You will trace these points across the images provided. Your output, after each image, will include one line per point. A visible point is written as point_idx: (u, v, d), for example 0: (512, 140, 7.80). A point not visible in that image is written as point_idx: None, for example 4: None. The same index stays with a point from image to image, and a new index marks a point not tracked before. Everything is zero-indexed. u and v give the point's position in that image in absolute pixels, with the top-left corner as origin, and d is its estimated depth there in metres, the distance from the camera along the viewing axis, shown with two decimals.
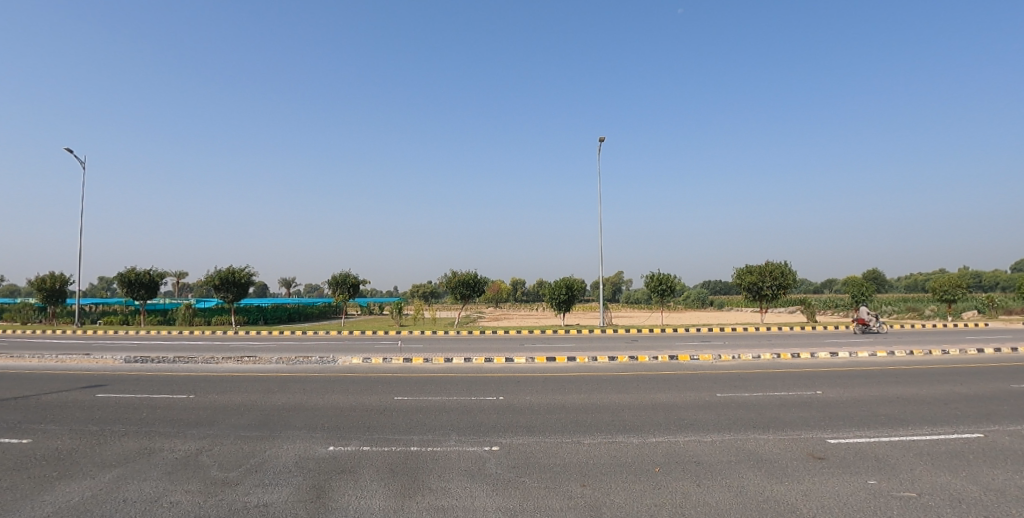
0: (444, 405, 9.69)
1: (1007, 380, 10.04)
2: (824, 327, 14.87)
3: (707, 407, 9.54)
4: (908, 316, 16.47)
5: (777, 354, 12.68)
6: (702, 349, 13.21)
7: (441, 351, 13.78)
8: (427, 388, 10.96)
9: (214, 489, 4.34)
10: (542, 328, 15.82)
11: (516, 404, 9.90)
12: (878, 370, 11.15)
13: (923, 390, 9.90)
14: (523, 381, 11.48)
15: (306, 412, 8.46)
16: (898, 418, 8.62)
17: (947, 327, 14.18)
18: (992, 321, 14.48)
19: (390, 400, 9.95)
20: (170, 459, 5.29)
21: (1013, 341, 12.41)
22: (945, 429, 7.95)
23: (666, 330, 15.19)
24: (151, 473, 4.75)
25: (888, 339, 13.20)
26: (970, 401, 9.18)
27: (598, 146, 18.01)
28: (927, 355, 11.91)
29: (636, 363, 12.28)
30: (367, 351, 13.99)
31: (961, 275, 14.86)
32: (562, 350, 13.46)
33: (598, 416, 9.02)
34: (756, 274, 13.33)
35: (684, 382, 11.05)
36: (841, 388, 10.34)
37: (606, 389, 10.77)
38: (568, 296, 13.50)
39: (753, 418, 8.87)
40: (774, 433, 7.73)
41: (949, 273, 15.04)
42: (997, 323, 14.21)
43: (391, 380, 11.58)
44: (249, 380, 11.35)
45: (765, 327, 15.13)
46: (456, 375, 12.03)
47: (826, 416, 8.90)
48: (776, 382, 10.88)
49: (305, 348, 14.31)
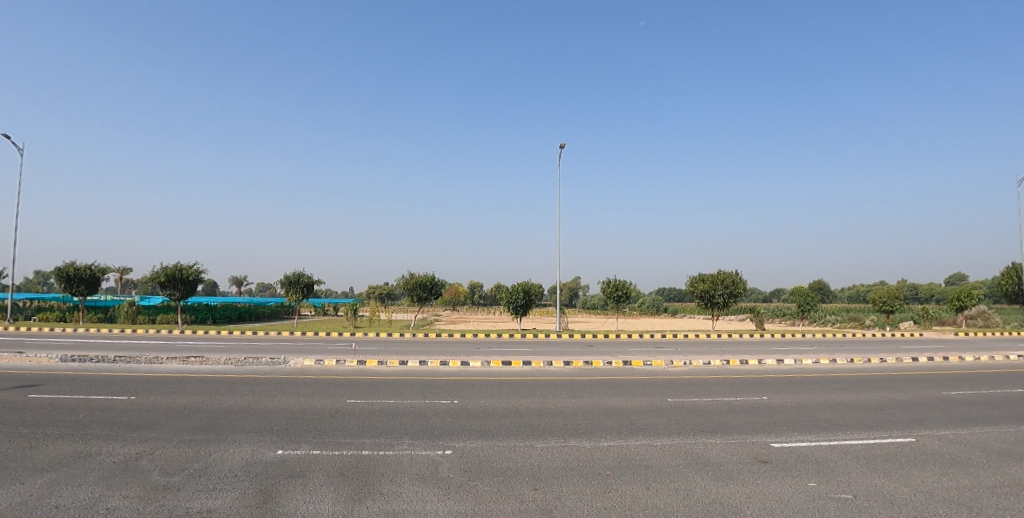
0: (397, 409, 9.57)
1: (938, 387, 10.64)
2: (772, 334, 15.26)
3: (658, 411, 9.84)
4: (850, 325, 16.97)
5: (726, 360, 12.93)
6: (655, 354, 13.29)
7: (397, 354, 13.65)
8: (380, 391, 10.89)
9: (154, 495, 4.13)
10: (497, 331, 15.60)
11: (470, 408, 9.94)
12: (819, 377, 11.59)
13: (863, 396, 10.38)
14: (478, 385, 11.56)
15: (255, 415, 8.23)
16: (837, 423, 9.05)
17: (885, 336, 14.72)
18: (926, 331, 15.09)
19: (343, 403, 9.79)
20: (107, 463, 5.00)
21: (944, 351, 13.02)
22: (879, 433, 8.40)
23: (622, 335, 15.25)
24: (87, 479, 4.49)
25: (831, 347, 13.63)
26: (904, 407, 9.72)
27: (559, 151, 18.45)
28: (866, 363, 12.36)
29: (590, 368, 12.42)
30: (320, 353, 13.74)
31: (898, 287, 15.19)
32: (517, 354, 13.36)
33: (551, 420, 9.13)
34: (708, 283, 13.30)
35: (637, 387, 11.30)
36: (786, 393, 10.74)
37: (560, 393, 10.94)
38: (524, 300, 13.35)
39: (702, 422, 9.14)
40: (722, 437, 7.96)
41: (888, 285, 15.34)
42: (930, 333, 14.84)
43: (345, 383, 11.45)
44: (200, 381, 11.01)
45: (716, 334, 15.36)
46: (413, 381, 11.92)
47: (769, 420, 9.28)
48: (724, 387, 11.22)
49: (256, 349, 13.96)
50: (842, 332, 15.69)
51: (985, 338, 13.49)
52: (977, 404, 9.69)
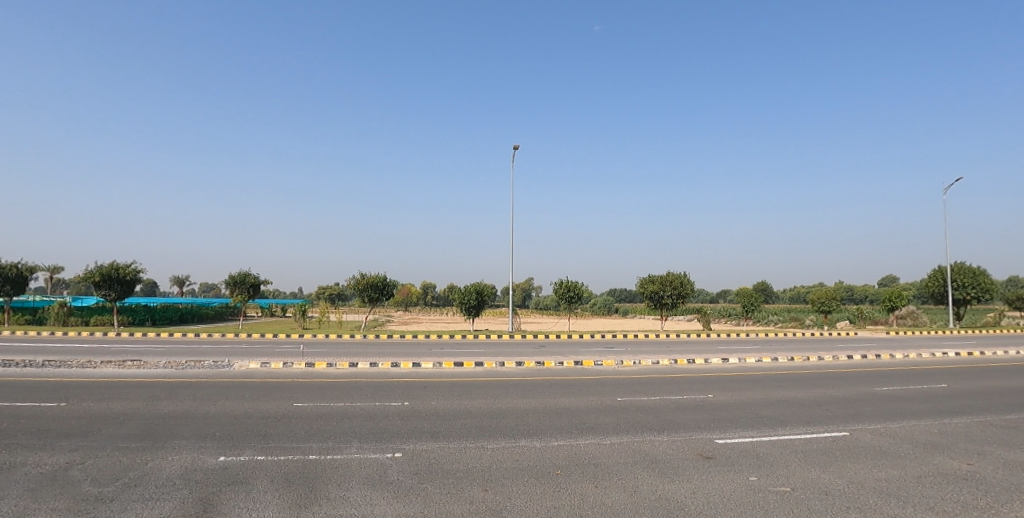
0: (346, 412, 9.40)
1: (871, 384, 11.14)
2: (718, 334, 15.75)
3: (607, 410, 10.04)
4: (791, 325, 17.69)
5: (674, 360, 13.12)
6: (606, 355, 13.38)
7: (347, 355, 13.43)
8: (329, 394, 10.69)
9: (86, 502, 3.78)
10: (450, 332, 15.48)
11: (421, 409, 9.88)
12: (762, 375, 11.81)
13: (804, 393, 10.82)
14: (429, 386, 11.53)
15: (196, 420, 7.92)
16: (777, 419, 9.45)
17: (823, 336, 15.40)
18: (860, 330, 15.88)
19: (290, 407, 9.52)
20: (31, 475, 4.59)
21: (880, 349, 13.46)
22: (816, 428, 8.86)
23: (574, 336, 15.43)
24: (7, 492, 4.06)
25: (773, 346, 14.12)
26: (840, 402, 10.23)
27: (514, 151, 18.48)
28: (806, 361, 12.73)
29: (542, 368, 12.45)
30: (266, 355, 13.37)
31: (836, 288, 15.91)
32: (469, 355, 13.30)
33: (503, 421, 9.18)
34: (658, 284, 13.52)
35: (587, 387, 11.48)
36: (731, 391, 11.11)
37: (512, 394, 11.02)
38: (476, 301, 13.31)
39: (650, 421, 9.37)
40: (669, 435, 8.18)
41: (826, 286, 16.03)
42: (864, 332, 15.62)
43: (291, 386, 11.20)
44: (141, 386, 10.49)
45: (665, 334, 15.70)
46: (365, 384, 11.71)
47: (714, 417, 9.60)
48: (671, 386, 11.48)
49: (199, 352, 13.45)
50: (783, 331, 16.32)
51: (912, 337, 14.32)
52: (906, 399, 10.26)
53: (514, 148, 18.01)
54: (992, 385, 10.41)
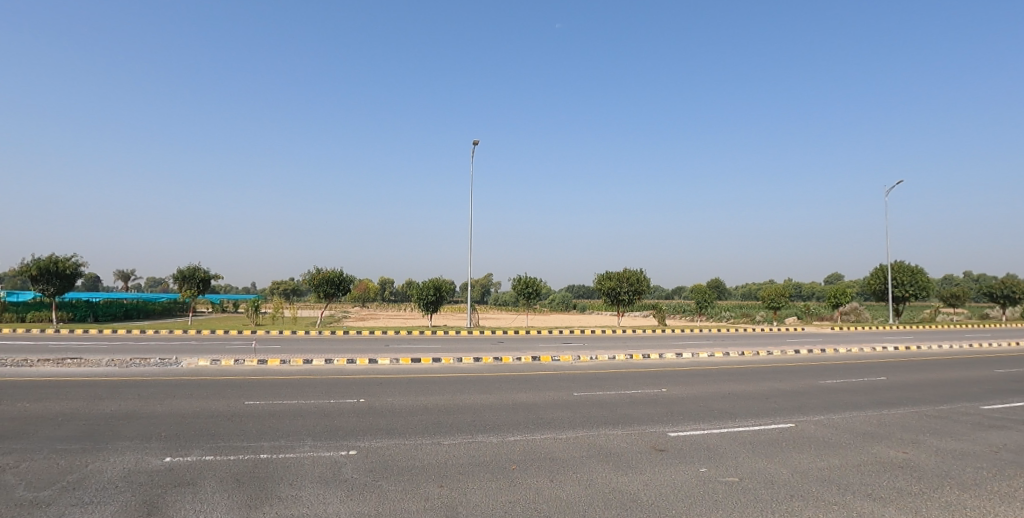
0: (300, 410, 9.21)
1: (817, 376, 11.56)
2: (673, 330, 16.16)
3: (564, 405, 10.16)
4: (743, 321, 18.32)
5: (630, 355, 13.36)
6: (563, 350, 13.51)
7: (301, 352, 13.17)
8: (282, 392, 10.47)
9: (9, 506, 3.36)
10: (409, 328, 15.35)
11: (377, 406, 9.77)
12: (713, 370, 12.10)
13: (754, 387, 11.19)
14: (385, 382, 11.43)
15: (140, 420, 7.58)
16: (727, 411, 9.78)
17: (772, 331, 16.01)
18: (806, 326, 16.57)
19: (241, 405, 9.26)
20: None
21: (821, 343, 14.20)
22: (764, 420, 9.22)
23: (532, 331, 15.55)
24: None
25: (725, 341, 14.58)
26: (787, 395, 10.65)
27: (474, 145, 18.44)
28: (755, 355, 13.15)
29: (500, 364, 12.46)
30: (216, 352, 12.97)
31: (785, 285, 16.56)
32: (427, 351, 13.22)
33: (460, 416, 9.19)
34: (615, 280, 13.75)
35: (544, 382, 11.58)
36: (684, 385, 11.39)
37: (470, 389, 11.04)
38: (435, 297, 13.24)
39: (605, 415, 9.55)
40: (624, 428, 8.35)
41: (775, 283, 16.67)
42: (811, 327, 16.30)
43: (242, 384, 10.92)
44: (81, 385, 9.98)
45: (623, 330, 16.00)
46: (320, 381, 11.48)
47: (668, 411, 9.86)
48: (627, 381, 11.68)
49: (145, 349, 12.94)
50: (735, 327, 16.89)
51: (854, 332, 15.05)
52: (847, 391, 10.74)
53: (475, 143, 17.91)
54: (925, 377, 10.94)
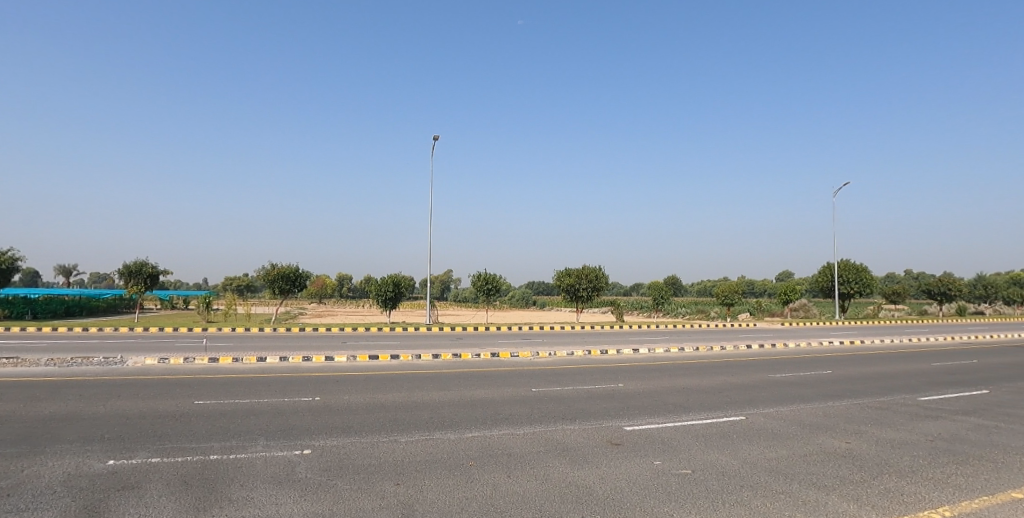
0: (253, 409, 8.91)
1: (768, 370, 11.85)
2: (631, 326, 16.37)
3: (522, 401, 10.13)
4: (698, 317, 18.71)
5: (588, 351, 13.45)
6: (522, 346, 13.50)
7: (255, 350, 12.79)
8: (234, 390, 10.14)
9: None
10: (367, 325, 15.10)
11: (332, 404, 9.55)
12: (668, 364, 12.28)
13: (708, 381, 11.38)
14: (342, 380, 11.20)
15: (78, 421, 7.15)
16: (682, 405, 9.92)
17: (726, 326, 16.38)
18: (759, 321, 16.99)
19: (190, 406, 8.90)
20: None
21: (773, 338, 14.55)
22: (716, 413, 9.39)
23: (492, 327, 15.51)
24: None
25: (681, 337, 14.84)
26: (740, 389, 10.88)
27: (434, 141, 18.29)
28: (709, 350, 13.39)
29: (459, 360, 12.34)
30: (165, 351, 12.48)
31: (738, 282, 16.96)
32: (385, 348, 13.03)
33: (417, 414, 9.05)
34: (574, 277, 13.80)
35: (503, 379, 11.53)
36: (641, 380, 11.51)
37: (428, 386, 10.91)
38: (394, 293, 13.05)
39: (563, 410, 9.57)
40: (581, 423, 8.37)
41: (729, 280, 17.05)
42: (763, 323, 16.73)
43: (191, 382, 10.55)
44: (16, 386, 9.42)
45: (581, 326, 16.11)
46: (274, 379, 11.15)
47: (624, 405, 9.95)
48: (585, 376, 11.72)
49: (88, 348, 12.35)
50: (691, 323, 17.21)
51: (803, 328, 15.53)
52: (796, 385, 11.02)
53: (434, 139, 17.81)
54: (869, 370, 11.34)
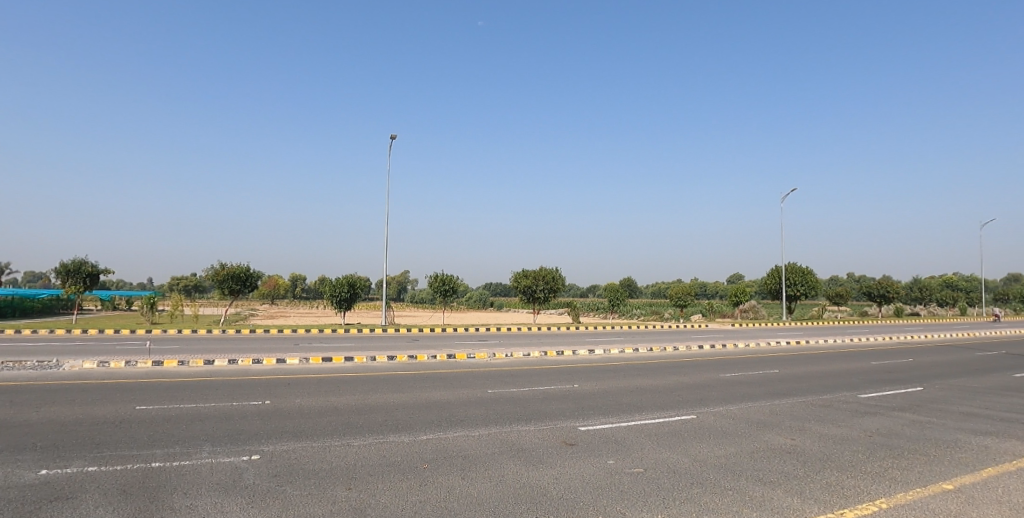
0: (198, 414, 8.55)
1: (718, 369, 12.16)
2: (587, 327, 16.59)
3: (478, 403, 10.08)
4: (652, 318, 19.11)
5: (545, 352, 13.54)
6: (479, 347, 13.48)
7: (202, 353, 12.31)
8: (179, 395, 9.73)
9: None
10: (321, 326, 14.79)
11: (283, 408, 9.27)
12: (622, 365, 12.46)
13: (660, 381, 11.58)
14: (294, 383, 10.89)
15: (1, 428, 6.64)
16: (635, 405, 10.06)
17: (679, 327, 16.78)
18: (710, 322, 17.48)
19: (131, 410, 8.47)
20: None
21: (723, 338, 15.00)
22: (668, 412, 9.56)
23: (449, 329, 15.46)
24: None
25: (635, 337, 15.11)
26: (691, 388, 11.13)
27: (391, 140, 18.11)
28: (662, 351, 13.66)
29: (414, 362, 12.20)
30: (106, 354, 11.87)
31: (691, 284, 17.39)
32: (340, 349, 12.78)
33: (370, 417, 8.86)
34: (531, 278, 13.86)
35: (459, 380, 11.46)
36: (596, 380, 11.63)
37: (384, 389, 10.73)
38: (349, 293, 12.83)
39: (518, 411, 9.55)
40: (535, 424, 8.37)
41: (682, 282, 17.47)
42: (714, 324, 17.21)
43: (133, 387, 10.06)
44: None
45: (538, 327, 16.22)
46: (223, 383, 10.74)
47: (579, 406, 10.02)
48: (541, 377, 11.76)
49: (19, 351, 11.60)
50: (645, 323, 17.56)
51: (751, 328, 16.05)
52: (745, 384, 11.35)
53: (393, 138, 17.65)
54: (813, 369, 11.77)
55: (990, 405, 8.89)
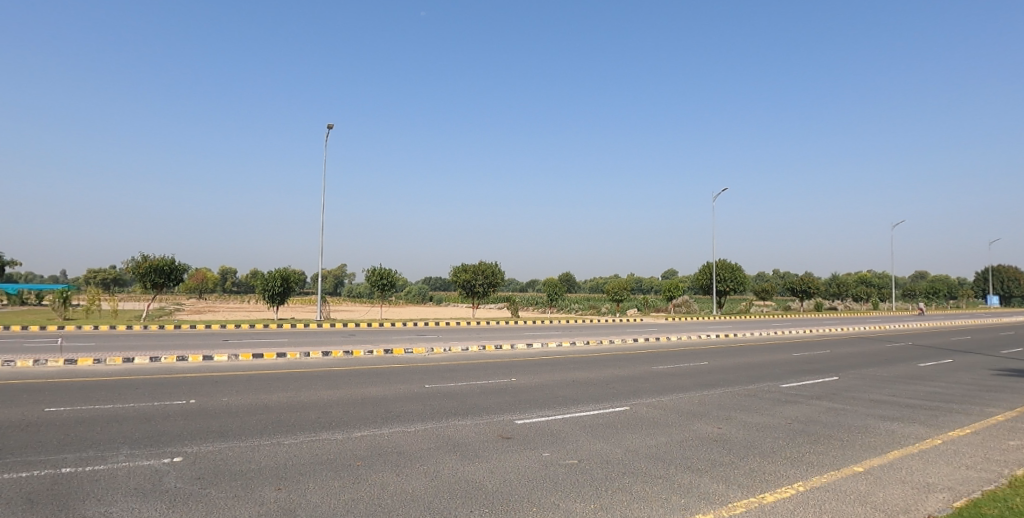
0: (114, 414, 7.99)
1: (651, 362, 12.53)
2: (526, 321, 16.75)
3: (415, 398, 9.94)
4: (590, 312, 19.48)
5: (483, 346, 13.54)
6: (416, 342, 13.33)
7: (121, 350, 11.60)
8: (94, 395, 9.11)
9: None
10: (252, 322, 14.23)
11: (209, 407, 8.83)
12: (559, 358, 12.62)
13: (595, 374, 11.79)
14: (222, 380, 10.41)
15: None
16: (571, 398, 10.19)
17: (615, 321, 17.18)
18: (646, 316, 18.00)
19: (37, 412, 7.82)
20: None
21: (655, 332, 15.48)
22: (602, 404, 9.72)
23: (386, 324, 15.26)
24: None
25: (572, 331, 15.37)
26: (624, 380, 11.40)
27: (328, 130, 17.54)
28: (599, 344, 13.94)
29: (350, 357, 11.93)
30: (12, 353, 10.95)
31: (627, 279, 17.83)
32: (272, 346, 12.37)
33: (302, 414, 8.55)
34: (470, 272, 13.80)
35: (396, 375, 11.27)
36: (535, 374, 11.73)
37: (317, 385, 10.42)
38: (281, 287, 12.40)
39: (454, 406, 9.48)
40: (472, 418, 8.32)
41: (619, 277, 17.88)
42: (649, 318, 17.73)
43: (42, 386, 9.31)
44: None
45: (478, 321, 16.21)
46: (143, 381, 10.11)
47: (516, 399, 10.05)
48: (478, 371, 11.74)
49: None
50: (583, 318, 17.88)
51: (684, 322, 16.63)
52: (676, 375, 11.72)
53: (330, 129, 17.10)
54: (741, 361, 12.30)
55: (896, 392, 9.54)
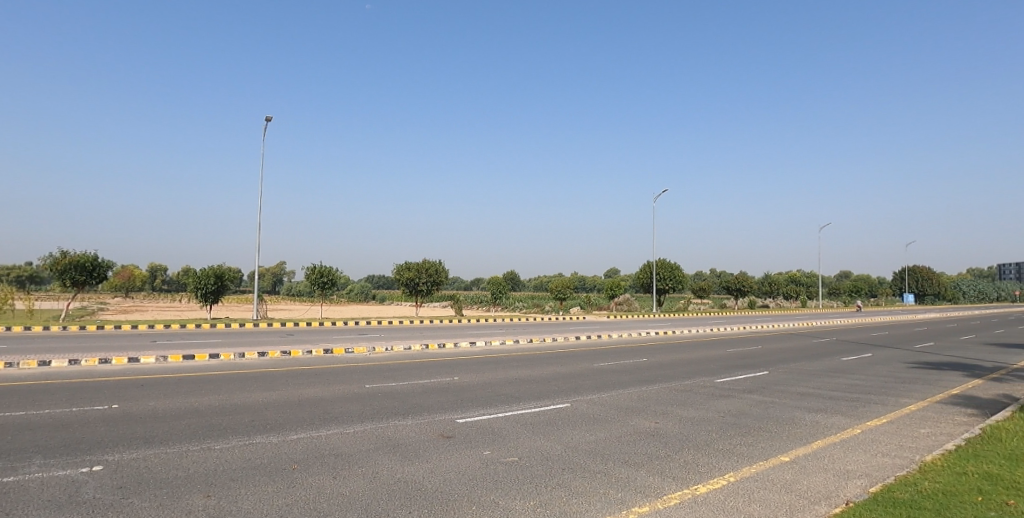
0: (24, 421, 7.40)
1: (593, 359, 12.77)
2: (470, 320, 16.81)
3: (355, 398, 9.74)
4: (534, 311, 19.69)
5: (427, 344, 13.50)
6: (358, 342, 13.13)
7: (35, 353, 10.85)
8: (4, 401, 8.46)
9: None
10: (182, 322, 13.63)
11: (133, 411, 8.35)
12: (503, 357, 12.70)
13: (537, 371, 11.93)
14: (150, 384, 9.89)
15: None
16: (512, 396, 10.24)
17: (558, 320, 17.43)
18: (588, 314, 18.37)
19: None
20: None
21: (597, 330, 15.83)
22: (542, 402, 9.80)
23: (325, 324, 15.00)
24: None
25: (516, 330, 15.51)
26: (565, 378, 11.56)
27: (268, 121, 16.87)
28: (542, 342, 14.12)
29: (287, 358, 11.60)
30: None
31: (570, 279, 18.13)
32: (204, 347, 11.91)
33: (234, 418, 8.20)
34: (414, 271, 13.69)
35: (337, 376, 11.04)
36: (479, 372, 11.74)
37: (252, 387, 10.06)
38: (215, 285, 11.90)
39: (394, 406, 9.34)
40: (412, 419, 8.20)
41: (562, 276, 18.16)
42: (592, 316, 18.10)
43: None
44: None
45: (423, 319, 16.13)
46: (60, 386, 9.46)
47: (457, 398, 10.00)
48: (421, 371, 11.66)
49: None
50: (527, 316, 18.07)
51: (625, 320, 17.06)
52: (614, 372, 11.99)
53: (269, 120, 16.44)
54: (679, 357, 12.69)
55: (819, 386, 10.06)
